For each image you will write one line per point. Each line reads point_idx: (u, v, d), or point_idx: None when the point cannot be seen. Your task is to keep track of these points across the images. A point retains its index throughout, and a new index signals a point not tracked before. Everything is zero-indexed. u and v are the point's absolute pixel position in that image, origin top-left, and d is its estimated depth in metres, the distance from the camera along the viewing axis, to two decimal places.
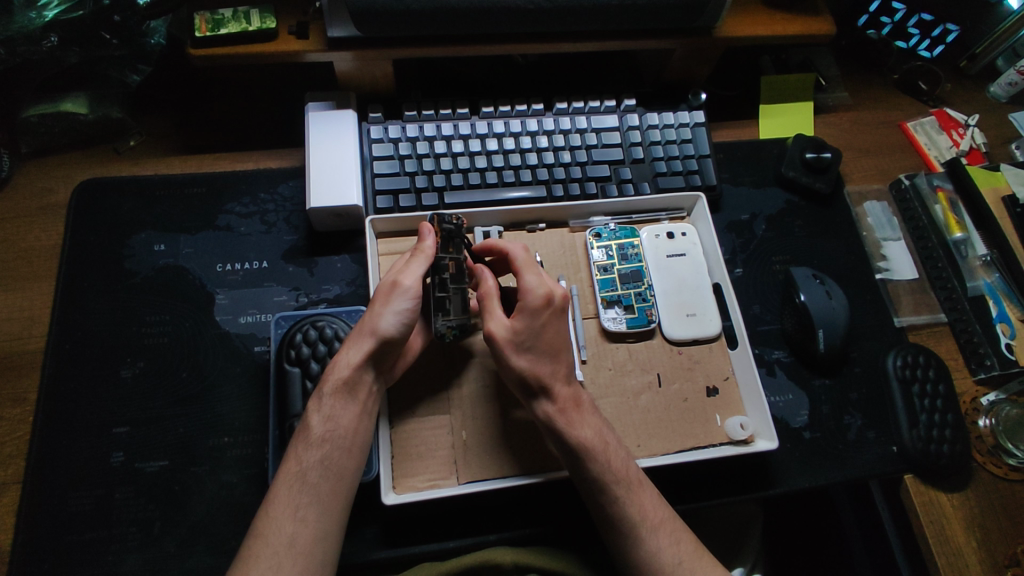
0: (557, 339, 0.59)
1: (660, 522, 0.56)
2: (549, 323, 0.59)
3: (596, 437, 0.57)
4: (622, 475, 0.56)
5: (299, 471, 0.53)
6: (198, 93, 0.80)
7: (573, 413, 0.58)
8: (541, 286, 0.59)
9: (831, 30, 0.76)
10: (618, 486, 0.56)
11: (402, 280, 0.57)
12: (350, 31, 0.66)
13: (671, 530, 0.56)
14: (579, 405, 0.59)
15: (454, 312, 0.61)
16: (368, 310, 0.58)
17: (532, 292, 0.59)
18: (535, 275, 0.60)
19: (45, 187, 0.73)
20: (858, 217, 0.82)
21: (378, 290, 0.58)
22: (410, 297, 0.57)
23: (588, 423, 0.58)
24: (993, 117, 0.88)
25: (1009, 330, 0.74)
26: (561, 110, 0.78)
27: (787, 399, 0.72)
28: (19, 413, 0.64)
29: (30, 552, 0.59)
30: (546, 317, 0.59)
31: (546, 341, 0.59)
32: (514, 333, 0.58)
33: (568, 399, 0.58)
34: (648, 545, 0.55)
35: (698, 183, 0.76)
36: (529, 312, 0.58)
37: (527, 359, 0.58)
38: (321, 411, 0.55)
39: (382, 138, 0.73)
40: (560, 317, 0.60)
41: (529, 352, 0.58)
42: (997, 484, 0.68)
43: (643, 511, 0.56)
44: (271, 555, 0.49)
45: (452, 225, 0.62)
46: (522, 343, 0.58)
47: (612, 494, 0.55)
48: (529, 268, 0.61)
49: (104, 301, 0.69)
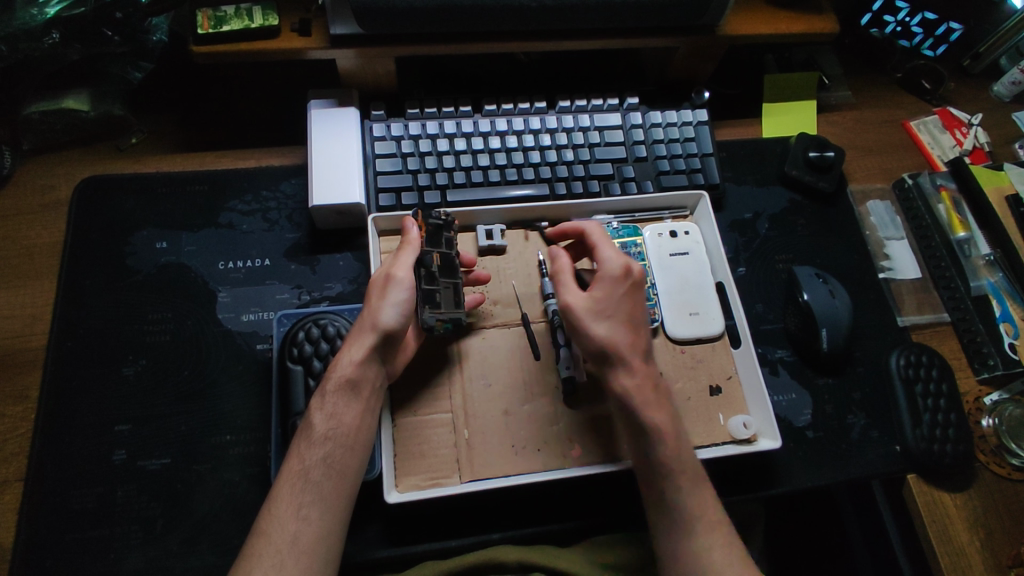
0: (637, 310, 0.60)
1: (716, 524, 0.56)
2: (628, 295, 0.60)
3: (669, 423, 0.57)
4: (687, 467, 0.57)
5: (302, 470, 0.53)
6: (200, 90, 0.80)
7: (650, 391, 0.58)
8: (618, 257, 0.61)
9: (835, 29, 0.76)
10: (682, 476, 0.56)
11: (397, 272, 0.58)
12: (353, 29, 0.66)
13: (725, 533, 0.55)
14: (658, 389, 0.59)
15: (445, 306, 0.60)
16: (366, 305, 0.58)
17: (609, 264, 0.61)
18: (611, 249, 0.62)
19: (47, 184, 0.73)
20: (861, 216, 0.82)
21: (373, 284, 0.59)
22: (405, 288, 0.58)
23: (663, 406, 0.58)
24: (996, 116, 0.88)
25: (1012, 330, 0.74)
26: (565, 108, 0.78)
27: (789, 398, 0.71)
28: (21, 411, 0.64)
29: (32, 550, 0.59)
30: (625, 288, 0.60)
31: (625, 311, 0.59)
32: (593, 301, 0.59)
33: (646, 375, 0.58)
34: (698, 541, 0.54)
35: (701, 182, 0.76)
36: (609, 281, 0.60)
37: (607, 325, 0.58)
38: (323, 409, 0.55)
39: (385, 136, 0.73)
40: (640, 291, 0.61)
41: (608, 319, 0.59)
42: (1000, 484, 0.68)
43: (700, 507, 0.56)
44: (274, 555, 0.49)
45: (441, 221, 0.63)
46: (601, 310, 0.59)
47: (676, 483, 0.56)
48: (604, 243, 0.63)
49: (107, 298, 0.69)
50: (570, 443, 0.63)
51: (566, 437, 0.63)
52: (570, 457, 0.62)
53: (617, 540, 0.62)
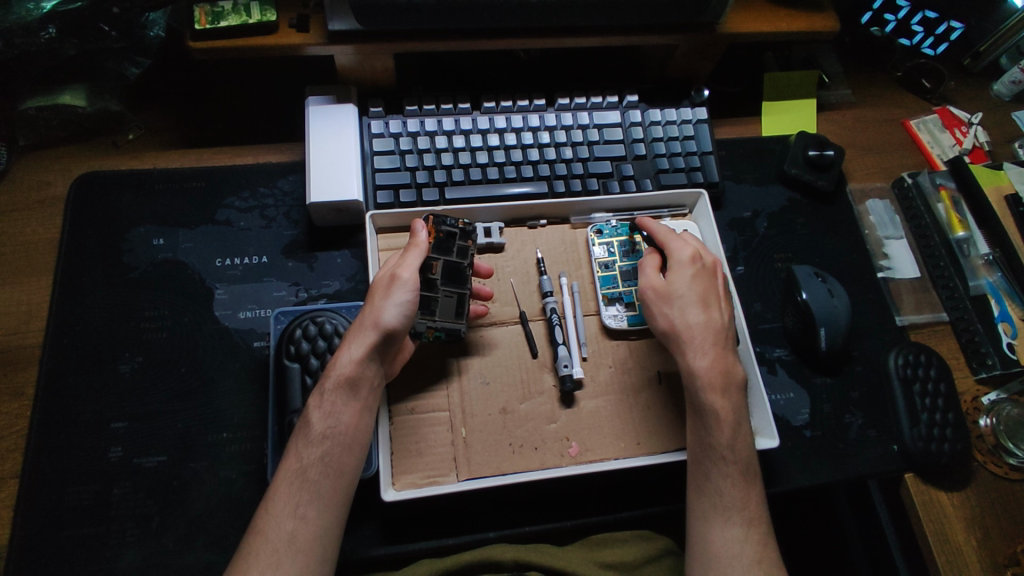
0: (709, 295, 0.62)
1: (755, 521, 0.55)
2: (695, 279, 0.62)
3: (732, 413, 0.57)
4: (742, 459, 0.56)
5: (300, 469, 0.53)
6: (198, 86, 0.79)
7: (718, 374, 0.58)
8: (689, 246, 0.64)
9: (835, 27, 0.76)
10: (734, 465, 0.56)
11: (402, 272, 0.58)
12: (350, 24, 0.66)
13: (761, 533, 0.54)
14: (728, 377, 0.58)
15: (440, 314, 0.61)
16: (368, 304, 0.57)
17: (680, 251, 0.63)
18: (682, 240, 0.65)
19: (44, 180, 0.73)
20: (860, 215, 0.82)
21: (377, 283, 0.58)
22: (404, 289, 0.57)
23: (730, 393, 0.58)
24: (996, 116, 0.88)
25: (1010, 330, 0.74)
26: (563, 105, 0.77)
27: (787, 397, 0.71)
28: (17, 407, 0.64)
29: (28, 546, 0.59)
30: (694, 274, 0.62)
31: (697, 293, 0.61)
32: (665, 287, 0.62)
33: (717, 358, 0.59)
34: (734, 530, 0.54)
35: (700, 180, 0.75)
36: (679, 266, 0.63)
37: (677, 308, 0.60)
38: (321, 407, 0.54)
39: (383, 132, 0.72)
40: (713, 279, 0.63)
41: (679, 301, 0.61)
42: (996, 484, 0.68)
43: (744, 500, 0.55)
44: (270, 553, 0.49)
45: (457, 229, 0.64)
46: (673, 293, 0.61)
47: (725, 470, 0.55)
48: (676, 235, 0.65)
49: (103, 296, 0.69)
50: (568, 442, 0.62)
51: (564, 436, 0.63)
52: (565, 455, 0.62)
53: (614, 538, 0.62)
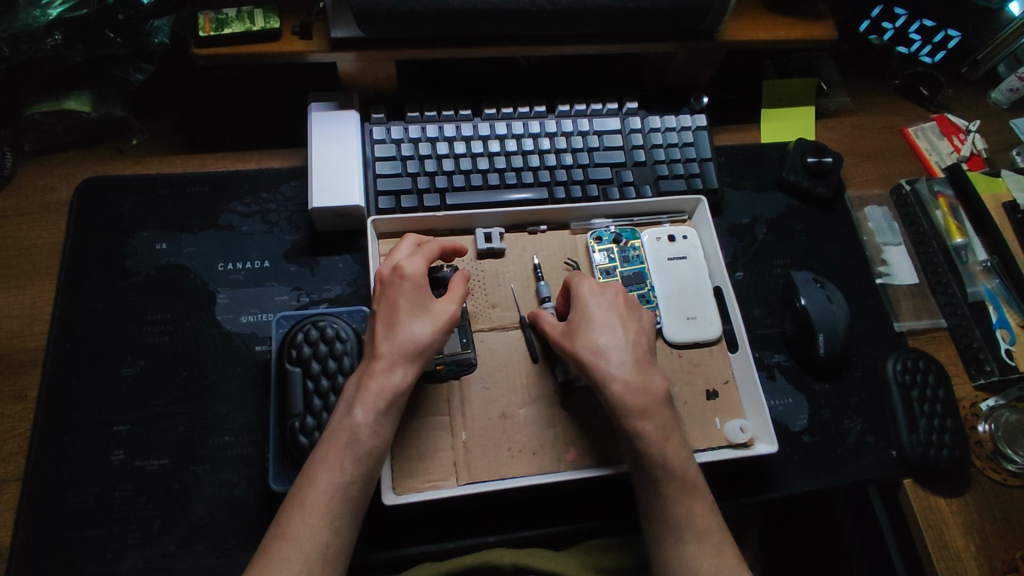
0: (615, 318, 0.60)
1: (708, 533, 0.54)
2: (598, 306, 0.61)
3: (659, 431, 0.56)
4: (678, 475, 0.55)
5: (341, 483, 0.52)
6: (201, 93, 0.80)
7: (635, 395, 0.56)
8: (586, 279, 0.63)
9: (833, 36, 0.76)
10: (670, 483, 0.55)
11: (455, 306, 0.58)
12: (353, 32, 0.67)
13: (715, 542, 0.54)
14: (649, 395, 0.57)
15: (448, 348, 0.63)
16: (422, 326, 0.56)
17: (577, 286, 0.62)
18: (580, 275, 0.63)
19: (47, 185, 0.73)
20: (858, 222, 0.83)
21: (433, 308, 0.58)
22: (453, 313, 0.58)
23: (652, 413, 0.56)
24: (993, 123, 0.89)
25: (1008, 336, 0.74)
26: (564, 112, 0.78)
27: (786, 403, 0.72)
28: (20, 411, 0.64)
29: (29, 550, 0.59)
30: (597, 302, 0.61)
31: (600, 317, 0.60)
32: (568, 324, 0.61)
33: (633, 380, 0.57)
34: (687, 549, 0.54)
35: (699, 187, 0.76)
36: (577, 302, 0.62)
37: (582, 339, 0.59)
38: (370, 425, 0.53)
39: (385, 138, 0.73)
40: (616, 300, 0.62)
41: (582, 332, 0.59)
42: (994, 489, 0.68)
43: (691, 516, 0.55)
44: (302, 561, 0.49)
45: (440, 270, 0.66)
46: (575, 326, 0.60)
47: (663, 489, 0.55)
48: (577, 272, 0.64)
49: (106, 300, 0.69)
50: (566, 447, 0.63)
51: (563, 440, 0.63)
52: (565, 460, 0.62)
53: (610, 544, 0.62)
